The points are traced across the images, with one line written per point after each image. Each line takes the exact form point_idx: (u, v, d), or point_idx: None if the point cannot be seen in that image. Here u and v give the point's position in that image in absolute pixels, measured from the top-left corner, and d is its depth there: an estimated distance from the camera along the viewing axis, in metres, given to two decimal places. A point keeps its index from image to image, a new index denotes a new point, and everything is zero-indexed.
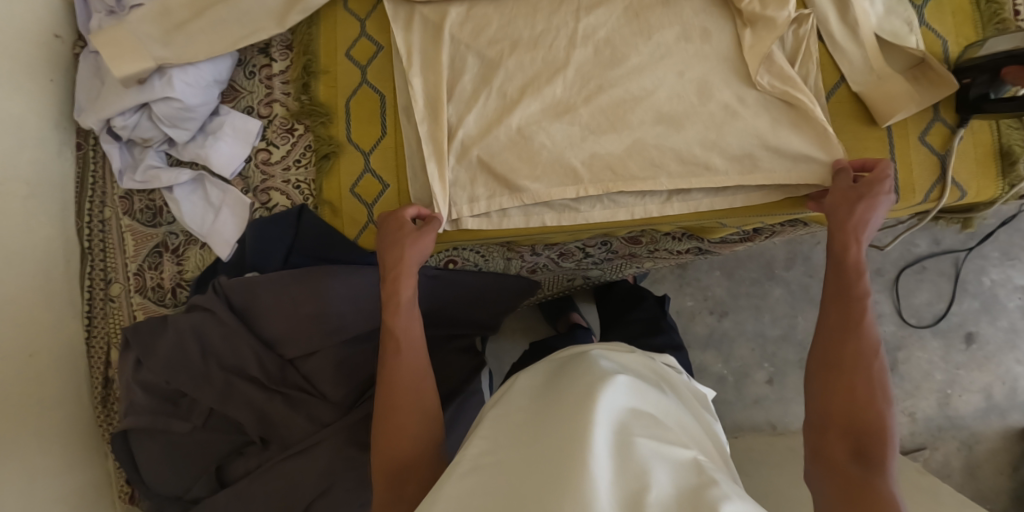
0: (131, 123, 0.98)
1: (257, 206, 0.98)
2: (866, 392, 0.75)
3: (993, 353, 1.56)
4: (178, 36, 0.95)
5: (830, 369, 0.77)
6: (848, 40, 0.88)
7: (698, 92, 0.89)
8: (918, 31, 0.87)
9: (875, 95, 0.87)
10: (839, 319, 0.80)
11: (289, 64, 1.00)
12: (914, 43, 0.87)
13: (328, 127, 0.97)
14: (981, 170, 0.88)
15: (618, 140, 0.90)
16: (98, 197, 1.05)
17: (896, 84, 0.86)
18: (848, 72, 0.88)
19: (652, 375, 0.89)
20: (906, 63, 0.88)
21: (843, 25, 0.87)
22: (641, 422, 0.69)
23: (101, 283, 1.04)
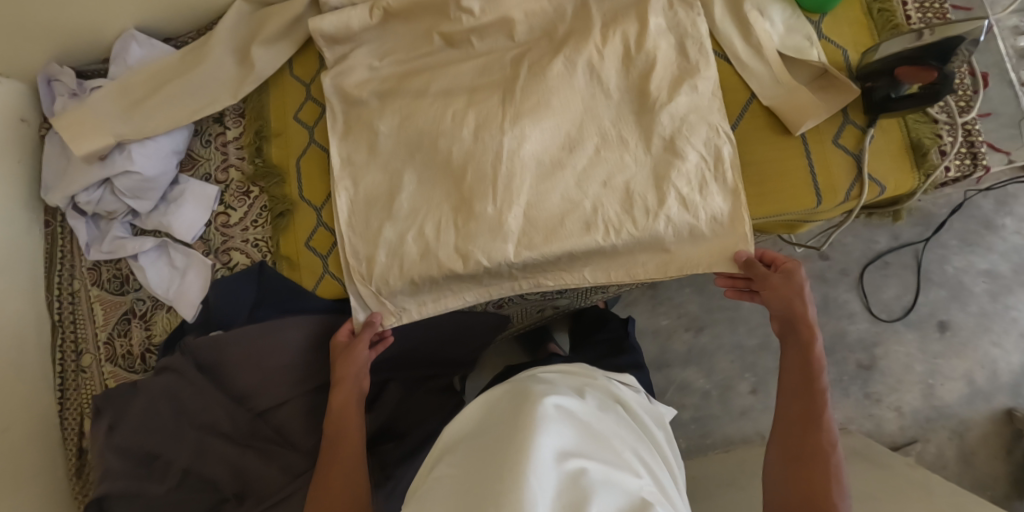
0: (95, 198, 1.02)
1: (219, 266, 1.02)
2: (818, 440, 0.90)
3: (969, 339, 1.57)
4: (136, 112, 1.01)
5: (800, 418, 0.92)
6: (753, 59, 0.93)
7: (621, 119, 0.95)
8: (819, 45, 0.93)
9: (786, 108, 0.91)
10: (806, 381, 0.94)
11: (242, 131, 1.05)
12: (816, 56, 0.92)
13: (281, 187, 1.01)
14: (897, 164, 0.92)
15: (553, 170, 0.95)
16: (67, 271, 1.09)
17: (804, 96, 0.90)
18: (757, 88, 0.93)
19: (609, 398, 0.93)
20: (810, 74, 0.93)
21: (749, 41, 0.93)
22: (591, 448, 0.73)
23: (72, 354, 1.08)
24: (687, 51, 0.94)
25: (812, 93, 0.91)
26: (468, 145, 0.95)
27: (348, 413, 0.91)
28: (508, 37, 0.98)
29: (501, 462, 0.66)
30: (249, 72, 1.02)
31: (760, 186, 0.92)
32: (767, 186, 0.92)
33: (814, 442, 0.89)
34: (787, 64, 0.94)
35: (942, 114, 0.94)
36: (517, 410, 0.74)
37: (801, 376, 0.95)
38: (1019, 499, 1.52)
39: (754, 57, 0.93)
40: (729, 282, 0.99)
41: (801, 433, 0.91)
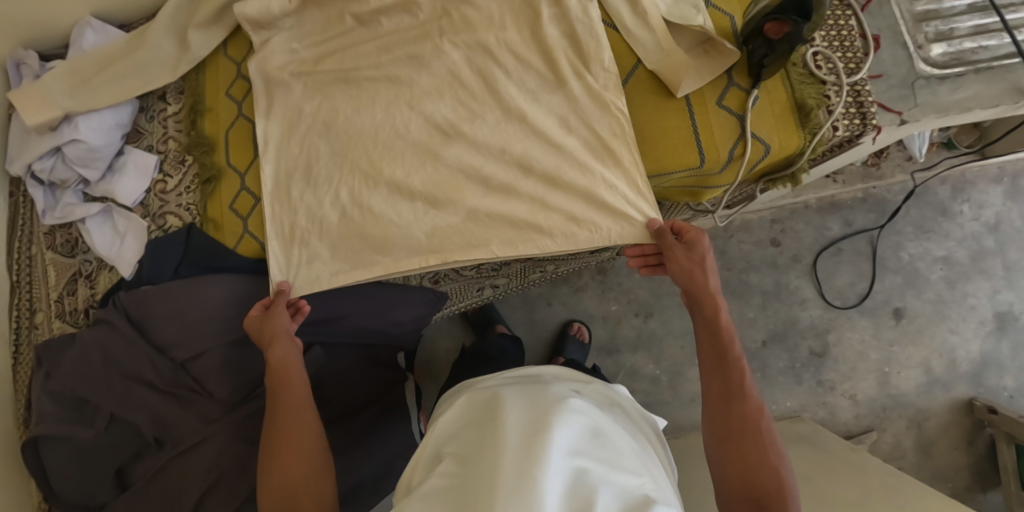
0: (48, 166, 1.12)
1: (154, 229, 1.10)
2: (746, 413, 0.83)
3: (925, 326, 1.56)
4: (84, 89, 1.10)
5: (721, 393, 0.85)
6: (638, 27, 0.97)
7: (517, 86, 0.99)
8: (705, 11, 0.96)
9: (666, 70, 0.95)
10: (716, 360, 0.87)
11: (181, 106, 1.14)
12: (701, 22, 0.96)
13: (210, 155, 1.09)
14: (781, 125, 0.95)
15: (454, 136, 1.00)
16: (26, 236, 1.19)
17: (679, 58, 0.94)
18: (642, 55, 0.97)
19: (604, 400, 0.98)
20: (693, 41, 0.97)
21: (636, 10, 0.97)
22: (596, 446, 0.78)
23: (27, 312, 1.17)
24: (573, 16, 0.97)
25: (692, 59, 0.95)
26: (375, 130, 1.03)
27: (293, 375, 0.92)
28: (407, 10, 1.02)
29: (507, 468, 0.70)
30: (186, 51, 1.11)
31: (644, 147, 0.97)
32: (651, 149, 0.97)
33: (740, 415, 0.82)
34: (673, 31, 0.97)
35: (830, 74, 0.96)
36: (515, 416, 0.78)
37: (709, 357, 0.88)
38: (980, 491, 1.49)
39: (641, 22, 0.97)
40: (639, 253, 0.98)
41: (729, 412, 0.83)
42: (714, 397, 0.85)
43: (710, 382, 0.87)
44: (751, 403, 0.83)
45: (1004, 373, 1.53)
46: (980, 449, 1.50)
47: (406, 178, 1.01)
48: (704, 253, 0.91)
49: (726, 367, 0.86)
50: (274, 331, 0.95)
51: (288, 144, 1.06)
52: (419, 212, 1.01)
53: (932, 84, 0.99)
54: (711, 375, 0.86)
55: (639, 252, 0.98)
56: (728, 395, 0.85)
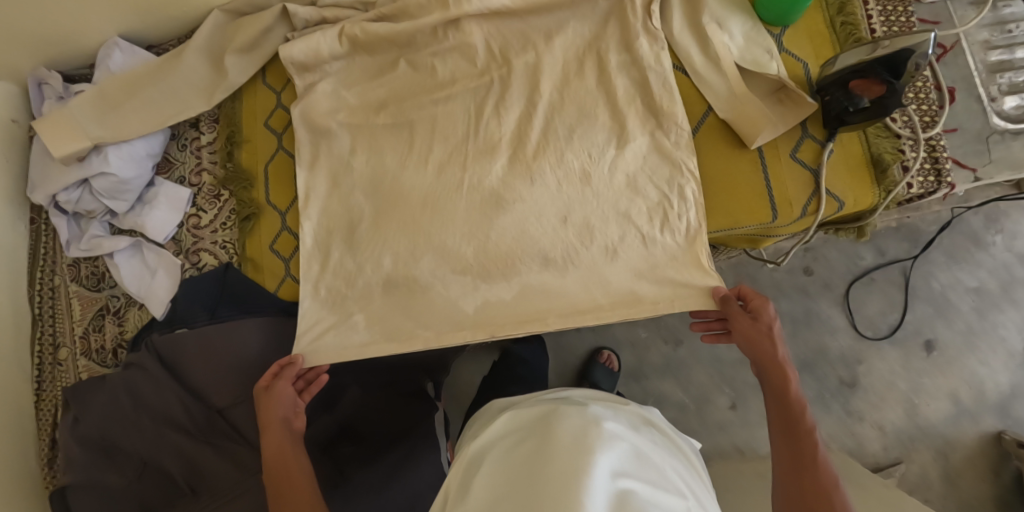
0: (74, 198, 1.07)
1: (187, 266, 1.06)
2: (820, 485, 0.79)
3: (955, 357, 1.56)
4: (112, 116, 1.04)
5: (791, 460, 0.81)
6: (711, 71, 0.95)
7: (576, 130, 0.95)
8: (778, 58, 0.95)
9: (739, 119, 0.93)
10: (790, 427, 0.84)
11: (215, 136, 1.09)
12: (775, 69, 0.94)
13: (249, 191, 1.04)
14: (855, 180, 0.94)
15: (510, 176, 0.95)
16: (49, 266, 1.14)
17: (754, 107, 0.92)
18: (714, 101, 0.94)
19: (641, 418, 1.00)
20: (768, 87, 0.95)
21: (708, 52, 0.95)
22: (638, 467, 0.81)
23: (49, 347, 1.13)
24: (643, 61, 0.95)
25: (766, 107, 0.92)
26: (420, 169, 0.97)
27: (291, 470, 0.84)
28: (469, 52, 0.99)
29: (550, 488, 0.75)
30: (223, 79, 1.06)
31: (710, 198, 0.94)
32: (718, 200, 0.94)
33: (817, 488, 0.78)
34: (746, 77, 0.96)
35: (906, 127, 0.94)
36: (560, 436, 0.82)
37: (779, 426, 0.85)
38: None
39: (710, 67, 0.95)
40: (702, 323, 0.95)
41: (798, 482, 0.80)
42: (778, 421, 0.85)
43: (779, 448, 0.83)
44: (826, 476, 0.80)
45: None
46: (1007, 482, 1.50)
47: (456, 222, 0.96)
48: (771, 322, 0.88)
49: (798, 439, 0.82)
50: (269, 420, 0.87)
51: (335, 187, 1.01)
52: (469, 286, 0.96)
53: (1005, 138, 0.99)
54: (780, 442, 0.83)
55: (703, 322, 0.95)
56: (799, 464, 0.81)
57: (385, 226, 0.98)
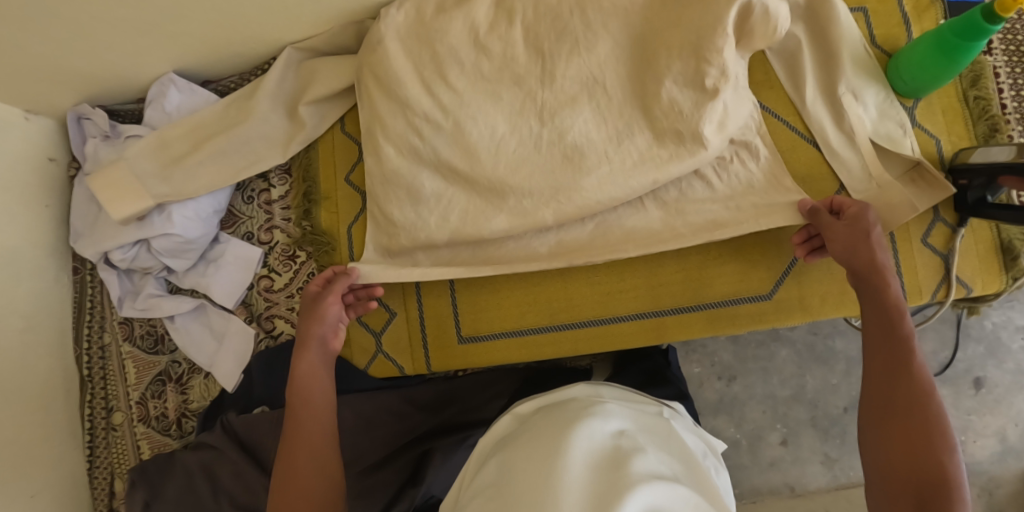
0: (130, 256, 0.96)
1: (260, 334, 0.98)
2: (912, 396, 0.71)
3: (1003, 395, 1.43)
4: (176, 170, 0.93)
5: (887, 371, 0.73)
6: (846, 147, 0.92)
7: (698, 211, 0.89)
8: (912, 133, 0.92)
9: (877, 204, 0.90)
10: (902, 381, 0.72)
11: (288, 189, 0.99)
12: (909, 147, 0.92)
13: (331, 255, 0.96)
14: (984, 265, 0.91)
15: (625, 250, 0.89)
16: (97, 322, 1.05)
17: (896, 194, 0.88)
18: (848, 180, 0.92)
19: (640, 420, 0.79)
20: (901, 167, 0.92)
21: (842, 128, 0.93)
22: (608, 469, 0.64)
23: (103, 412, 1.04)
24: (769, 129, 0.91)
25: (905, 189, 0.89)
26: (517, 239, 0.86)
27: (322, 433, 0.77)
28: None
29: None
30: (299, 129, 0.97)
31: (842, 282, 0.89)
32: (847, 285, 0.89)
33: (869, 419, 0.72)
34: (879, 153, 0.93)
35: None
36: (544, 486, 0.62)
37: (880, 375, 0.74)
38: None
39: (846, 143, 0.93)
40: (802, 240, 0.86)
41: (905, 419, 0.69)
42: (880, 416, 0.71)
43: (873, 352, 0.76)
44: (917, 380, 0.72)
45: None
46: None
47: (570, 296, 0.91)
48: (869, 229, 0.80)
49: (910, 411, 0.69)
50: (297, 404, 0.78)
51: (432, 254, 0.91)
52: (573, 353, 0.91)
53: None
54: (875, 355, 0.75)
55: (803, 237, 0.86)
56: (914, 460, 0.67)
57: (481, 304, 0.92)
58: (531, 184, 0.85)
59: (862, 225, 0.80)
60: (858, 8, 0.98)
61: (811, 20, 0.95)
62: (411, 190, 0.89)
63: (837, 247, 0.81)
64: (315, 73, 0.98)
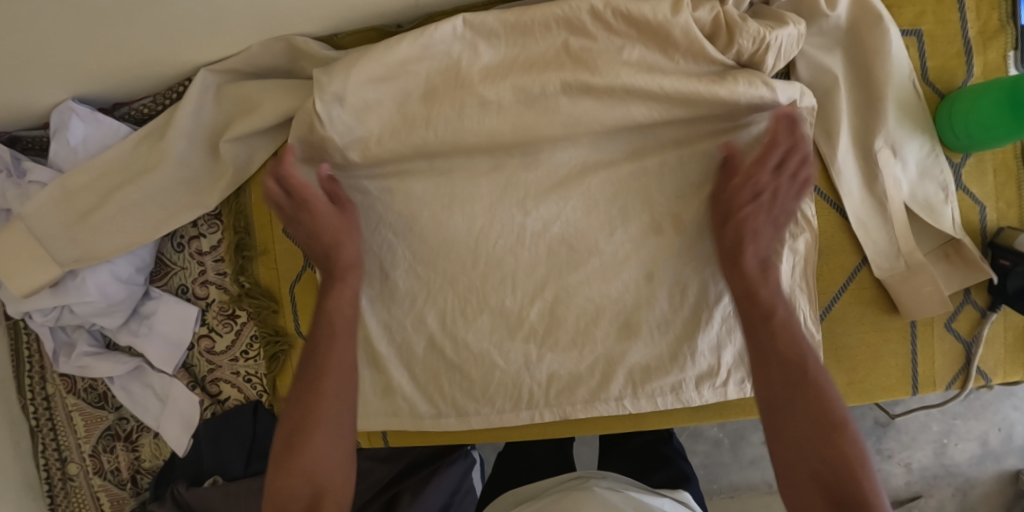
0: (52, 319, 0.88)
1: (208, 402, 0.90)
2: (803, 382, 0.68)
3: (990, 402, 1.33)
4: (81, 230, 0.83)
5: (790, 395, 0.68)
6: (875, 216, 0.78)
7: (672, 297, 0.79)
8: (955, 200, 0.77)
9: (902, 287, 0.78)
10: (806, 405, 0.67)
11: (220, 239, 0.88)
12: (949, 219, 0.77)
13: (274, 317, 0.87)
14: (1009, 355, 0.81)
15: (587, 323, 0.80)
16: (38, 373, 0.99)
17: (927, 279, 0.77)
18: (872, 254, 0.79)
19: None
20: (935, 240, 0.79)
21: (873, 189, 0.78)
22: None
23: (56, 462, 1.00)
24: None
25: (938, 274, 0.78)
26: (492, 336, 0.82)
27: (339, 421, 0.73)
28: (562, 168, 0.79)
29: None
30: (224, 171, 0.84)
31: (850, 374, 0.81)
32: (857, 377, 0.81)
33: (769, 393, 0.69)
34: (911, 221, 0.79)
35: None
36: None
37: (772, 390, 0.69)
38: None
39: (874, 208, 0.78)
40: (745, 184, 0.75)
41: (816, 452, 0.65)
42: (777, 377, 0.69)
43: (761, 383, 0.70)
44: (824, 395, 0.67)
45: None
46: None
47: (535, 361, 0.81)
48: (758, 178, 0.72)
49: (818, 443, 0.65)
50: (325, 381, 0.74)
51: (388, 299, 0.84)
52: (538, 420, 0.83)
53: None
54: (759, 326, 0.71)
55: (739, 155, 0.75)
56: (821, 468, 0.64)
57: (440, 386, 0.84)
58: (509, 280, 0.80)
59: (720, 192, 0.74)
60: (911, 30, 0.78)
61: (850, 47, 0.76)
62: (381, 264, 0.83)
63: (754, 226, 0.73)
64: (250, 87, 0.82)
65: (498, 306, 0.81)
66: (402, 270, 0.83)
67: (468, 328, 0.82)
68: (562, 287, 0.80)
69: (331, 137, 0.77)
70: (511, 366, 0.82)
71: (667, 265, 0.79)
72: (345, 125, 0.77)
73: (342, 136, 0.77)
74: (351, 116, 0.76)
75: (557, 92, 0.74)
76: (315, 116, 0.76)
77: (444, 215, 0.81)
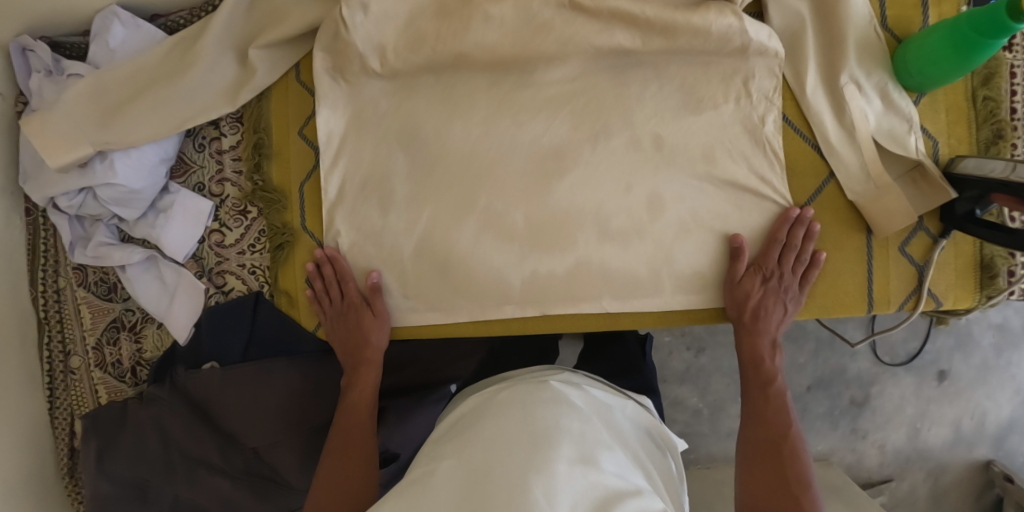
0: (76, 203, 0.94)
1: (212, 291, 0.96)
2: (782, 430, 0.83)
3: (965, 388, 1.37)
4: (112, 118, 0.90)
5: (763, 460, 0.81)
6: (845, 144, 0.84)
7: (649, 207, 0.86)
8: (918, 131, 0.84)
9: (873, 208, 0.84)
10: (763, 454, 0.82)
11: (239, 140, 0.96)
12: (912, 146, 0.83)
13: (282, 213, 0.94)
14: (960, 280, 0.88)
15: (569, 231, 0.87)
16: (51, 266, 1.04)
17: (895, 200, 0.83)
18: (840, 172, 0.85)
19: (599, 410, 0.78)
20: (900, 167, 0.85)
21: (843, 121, 0.84)
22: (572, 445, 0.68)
23: (60, 354, 1.05)
24: (753, 111, 0.85)
25: (903, 194, 0.83)
26: (484, 241, 0.88)
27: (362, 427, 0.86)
28: (556, 87, 0.87)
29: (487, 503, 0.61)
30: (250, 77, 0.91)
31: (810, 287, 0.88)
32: (818, 290, 0.87)
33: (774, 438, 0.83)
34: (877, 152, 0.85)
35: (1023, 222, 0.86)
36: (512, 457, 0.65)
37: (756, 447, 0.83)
38: None
39: (847, 138, 0.85)
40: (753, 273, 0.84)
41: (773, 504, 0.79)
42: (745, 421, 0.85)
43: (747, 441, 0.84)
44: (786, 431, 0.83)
45: None
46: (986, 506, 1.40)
47: (519, 261, 0.88)
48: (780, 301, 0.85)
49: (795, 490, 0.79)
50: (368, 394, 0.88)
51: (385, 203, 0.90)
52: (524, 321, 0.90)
53: None
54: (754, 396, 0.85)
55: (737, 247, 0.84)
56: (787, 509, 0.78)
57: (428, 288, 0.90)
58: (503, 188, 0.87)
59: (731, 277, 0.85)
60: None
61: None
62: (385, 171, 0.90)
63: (766, 323, 0.85)
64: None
65: (489, 212, 0.88)
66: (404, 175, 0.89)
67: (462, 233, 0.88)
68: (551, 198, 0.87)
69: (354, 43, 0.85)
70: (498, 267, 0.88)
71: (644, 179, 0.86)
72: (366, 33, 0.85)
73: (364, 42, 0.85)
74: (370, 26, 0.84)
75: (552, 14, 0.81)
76: (337, 24, 0.84)
77: (445, 124, 0.88)
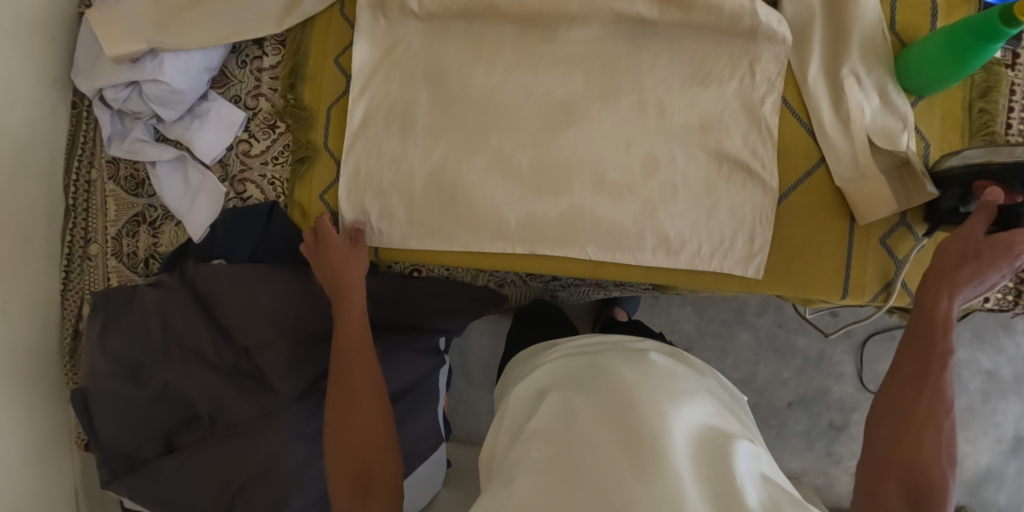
0: (121, 97, 1.02)
1: (232, 195, 1.03)
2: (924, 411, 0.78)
3: None
4: (167, 23, 0.99)
5: (901, 437, 0.77)
6: (838, 134, 0.89)
7: (645, 168, 0.91)
8: (911, 130, 0.88)
9: (857, 194, 0.89)
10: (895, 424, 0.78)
11: (279, 60, 1.03)
12: (904, 143, 0.87)
13: (307, 131, 1.00)
14: None
15: (568, 183, 0.92)
16: (87, 158, 1.12)
17: (878, 187, 0.87)
18: (831, 159, 0.90)
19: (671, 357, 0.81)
20: (890, 162, 0.89)
21: (839, 112, 0.89)
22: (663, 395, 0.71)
23: (81, 240, 1.12)
24: (755, 93, 0.90)
25: (886, 186, 0.88)
26: (488, 181, 0.94)
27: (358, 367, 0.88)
28: (576, 48, 0.93)
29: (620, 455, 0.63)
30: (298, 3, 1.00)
31: (788, 266, 0.92)
32: (795, 270, 0.92)
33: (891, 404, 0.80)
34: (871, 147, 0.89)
35: None
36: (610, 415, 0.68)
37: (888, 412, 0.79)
38: None
39: (841, 129, 0.89)
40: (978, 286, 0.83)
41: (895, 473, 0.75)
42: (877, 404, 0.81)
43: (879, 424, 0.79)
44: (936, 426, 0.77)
45: (1003, 491, 1.36)
46: None
47: (517, 203, 0.94)
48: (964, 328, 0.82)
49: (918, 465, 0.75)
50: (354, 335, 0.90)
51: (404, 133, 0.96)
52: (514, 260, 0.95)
53: None
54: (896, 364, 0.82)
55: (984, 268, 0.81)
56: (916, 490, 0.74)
57: (431, 217, 0.96)
58: (513, 136, 0.93)
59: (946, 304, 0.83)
60: None
61: None
62: (407, 105, 0.96)
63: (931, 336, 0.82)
64: None
65: (497, 156, 0.93)
66: (424, 112, 0.96)
67: (468, 171, 0.94)
68: (556, 151, 0.92)
69: None
70: (497, 206, 0.94)
71: (645, 140, 0.91)
72: None
73: None
74: None
75: None
76: None
77: (468, 70, 0.94)
